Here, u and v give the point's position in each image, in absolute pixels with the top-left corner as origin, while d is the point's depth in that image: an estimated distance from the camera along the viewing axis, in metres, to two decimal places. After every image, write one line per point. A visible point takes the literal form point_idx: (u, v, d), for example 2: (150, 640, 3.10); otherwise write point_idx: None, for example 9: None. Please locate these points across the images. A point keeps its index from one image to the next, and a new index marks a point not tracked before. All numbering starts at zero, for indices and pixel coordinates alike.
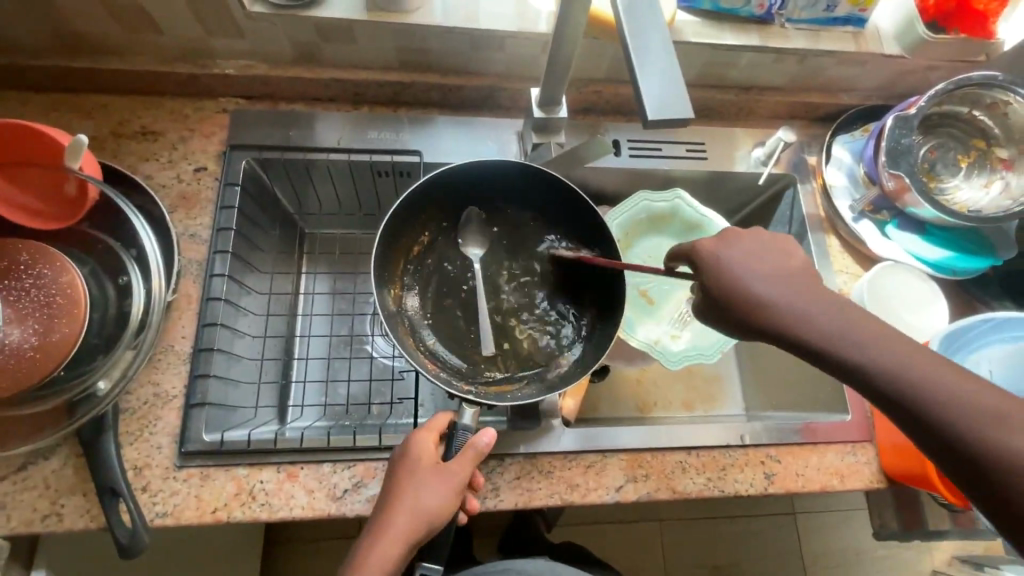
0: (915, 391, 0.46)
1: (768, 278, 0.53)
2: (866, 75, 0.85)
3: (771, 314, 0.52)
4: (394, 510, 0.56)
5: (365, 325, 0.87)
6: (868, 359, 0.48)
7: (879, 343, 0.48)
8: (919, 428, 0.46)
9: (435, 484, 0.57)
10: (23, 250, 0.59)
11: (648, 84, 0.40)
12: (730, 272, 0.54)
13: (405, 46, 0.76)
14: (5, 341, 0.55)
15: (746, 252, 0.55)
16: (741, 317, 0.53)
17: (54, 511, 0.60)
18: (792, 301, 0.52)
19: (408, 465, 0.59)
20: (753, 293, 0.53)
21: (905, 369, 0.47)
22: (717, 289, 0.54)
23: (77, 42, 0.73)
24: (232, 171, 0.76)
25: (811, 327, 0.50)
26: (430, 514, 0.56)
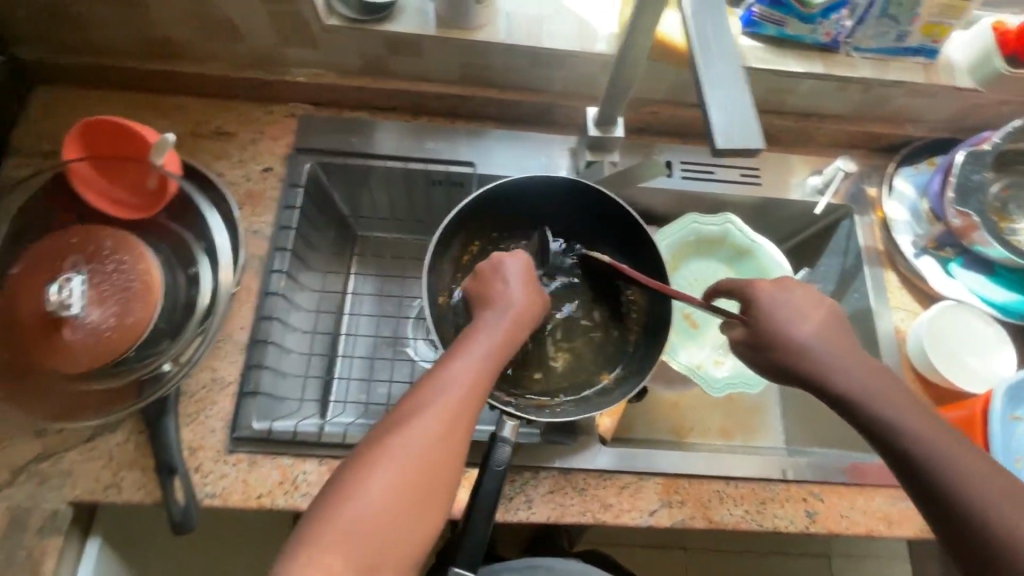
0: (938, 465, 0.47)
1: (813, 330, 0.54)
2: (935, 107, 0.82)
3: (810, 364, 0.52)
4: (504, 306, 0.58)
5: (408, 329, 0.90)
6: (898, 426, 0.49)
7: (912, 415, 0.49)
8: (932, 500, 0.47)
9: (501, 315, 0.57)
10: (108, 238, 0.63)
11: (718, 112, 0.40)
12: (775, 314, 0.55)
13: (468, 62, 0.79)
14: (87, 321, 0.59)
15: (795, 301, 0.56)
16: (778, 359, 0.54)
17: (114, 482, 0.64)
18: (833, 357, 0.52)
19: (491, 270, 0.61)
20: (795, 342, 0.53)
21: (936, 443, 0.48)
22: (760, 326, 0.55)
23: (167, 47, 0.78)
24: (296, 173, 0.80)
25: (846, 385, 0.51)
26: (531, 311, 0.59)
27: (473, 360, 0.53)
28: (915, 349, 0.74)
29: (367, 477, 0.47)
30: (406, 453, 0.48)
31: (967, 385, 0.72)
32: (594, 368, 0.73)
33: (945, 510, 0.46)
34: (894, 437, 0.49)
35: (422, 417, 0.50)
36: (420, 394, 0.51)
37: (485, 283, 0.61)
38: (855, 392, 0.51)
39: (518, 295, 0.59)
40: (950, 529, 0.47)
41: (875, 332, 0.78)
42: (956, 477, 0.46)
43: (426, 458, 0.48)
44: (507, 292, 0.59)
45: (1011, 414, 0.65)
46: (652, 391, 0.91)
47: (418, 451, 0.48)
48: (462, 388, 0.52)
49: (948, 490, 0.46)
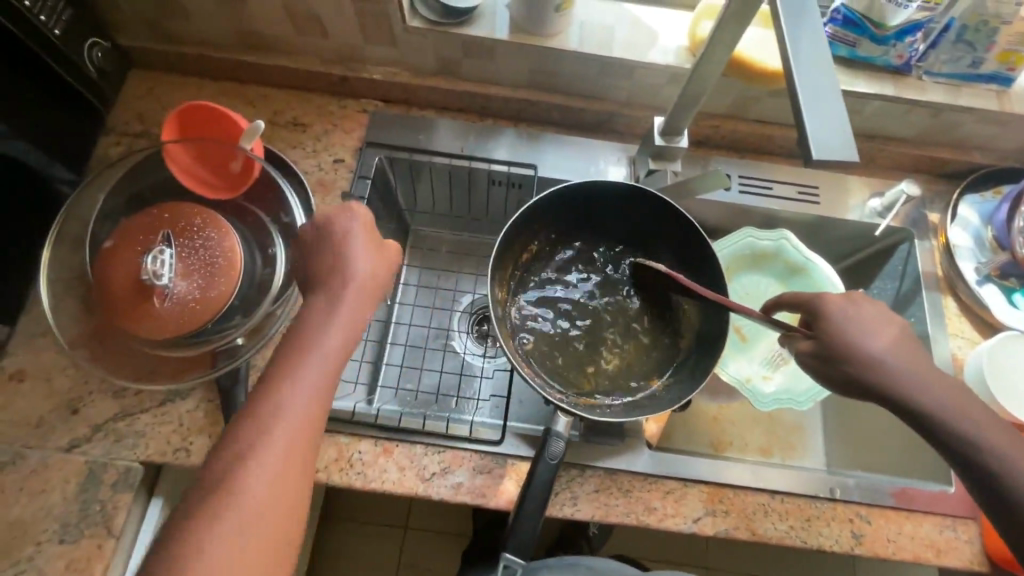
0: (1011, 472, 0.51)
1: (887, 344, 0.55)
2: (1006, 135, 0.81)
3: (889, 380, 0.53)
4: (339, 286, 0.54)
5: (457, 322, 0.93)
6: (972, 437, 0.52)
7: (982, 424, 0.52)
8: (998, 501, 0.51)
9: (344, 296, 0.54)
10: (198, 216, 0.67)
11: (813, 125, 0.41)
12: (852, 330, 0.55)
13: (538, 68, 0.81)
14: (174, 291, 0.63)
15: (868, 314, 0.56)
16: (856, 375, 0.54)
17: (184, 446, 0.68)
18: (910, 372, 0.54)
19: (325, 239, 0.57)
20: (874, 360, 0.54)
21: (1005, 451, 0.51)
22: (838, 342, 0.55)
23: (256, 40, 0.83)
24: (365, 166, 0.84)
25: (922, 398, 0.53)
26: (381, 285, 0.57)
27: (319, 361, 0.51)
28: (974, 376, 0.73)
29: (227, 520, 0.43)
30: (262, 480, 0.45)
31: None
32: (644, 374, 0.74)
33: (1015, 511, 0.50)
34: (968, 446, 0.52)
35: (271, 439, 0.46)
36: (267, 403, 0.48)
37: (314, 254, 0.57)
38: (932, 406, 0.53)
39: (363, 268, 0.56)
40: (1017, 528, 0.51)
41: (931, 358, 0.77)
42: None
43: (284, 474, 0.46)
44: (353, 270, 0.55)
45: None
46: (694, 401, 0.92)
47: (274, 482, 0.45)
48: (311, 393, 0.49)
49: (1019, 494, 0.50)
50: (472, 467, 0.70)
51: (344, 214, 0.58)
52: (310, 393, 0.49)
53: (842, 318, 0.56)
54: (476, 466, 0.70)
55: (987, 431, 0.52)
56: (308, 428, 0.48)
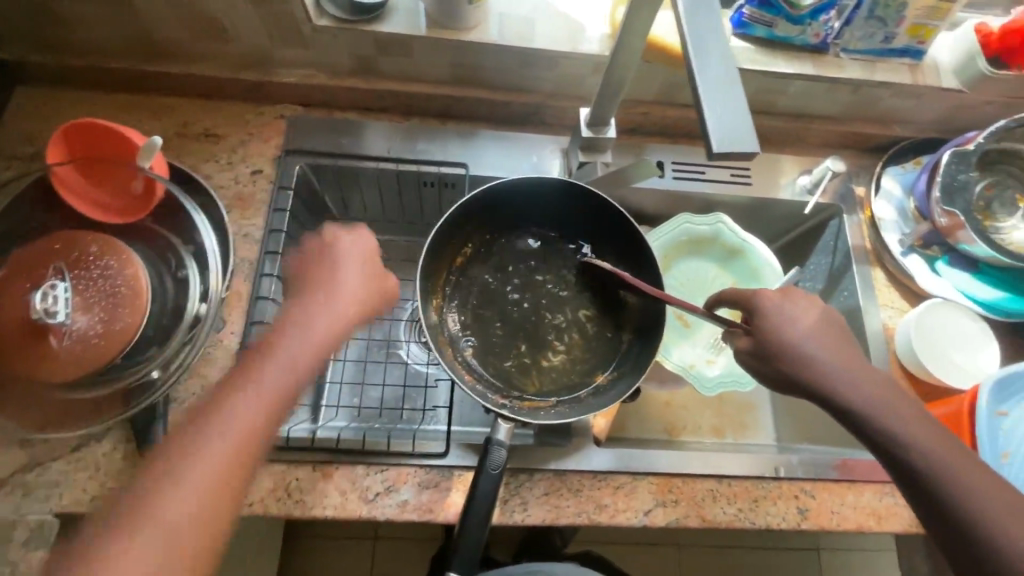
0: (936, 463, 0.51)
1: (819, 341, 0.56)
2: (922, 107, 0.83)
3: (819, 373, 0.54)
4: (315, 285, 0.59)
5: (400, 331, 0.90)
6: (895, 429, 0.52)
7: (906, 416, 0.53)
8: (924, 493, 0.51)
9: (326, 298, 0.58)
10: (94, 242, 0.62)
11: (713, 118, 0.40)
12: (784, 325, 0.56)
13: (460, 63, 0.78)
14: (72, 327, 0.57)
15: (804, 311, 0.57)
16: (786, 368, 0.55)
17: (102, 493, 0.63)
18: (838, 367, 0.55)
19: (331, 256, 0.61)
20: (804, 355, 0.55)
21: (928, 443, 0.51)
22: (769, 335, 0.56)
23: (152, 47, 0.77)
24: (286, 175, 0.79)
25: (848, 392, 0.54)
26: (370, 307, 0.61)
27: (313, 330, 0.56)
28: (904, 345, 0.75)
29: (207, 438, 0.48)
30: (246, 420, 0.49)
31: (954, 381, 0.73)
32: (588, 369, 0.72)
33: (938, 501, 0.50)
34: (891, 438, 0.52)
35: (257, 383, 0.51)
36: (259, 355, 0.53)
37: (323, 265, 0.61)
38: (859, 399, 0.54)
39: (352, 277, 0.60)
40: (942, 521, 0.50)
41: (864, 330, 0.79)
42: (949, 473, 0.50)
43: (261, 420, 0.50)
44: (336, 288, 0.59)
45: (997, 409, 0.66)
46: (646, 390, 0.92)
47: (253, 419, 0.50)
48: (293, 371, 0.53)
49: (942, 485, 0.50)
50: (418, 483, 0.67)
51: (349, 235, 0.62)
52: (290, 367, 0.53)
53: (776, 313, 0.57)
54: (421, 481, 0.68)
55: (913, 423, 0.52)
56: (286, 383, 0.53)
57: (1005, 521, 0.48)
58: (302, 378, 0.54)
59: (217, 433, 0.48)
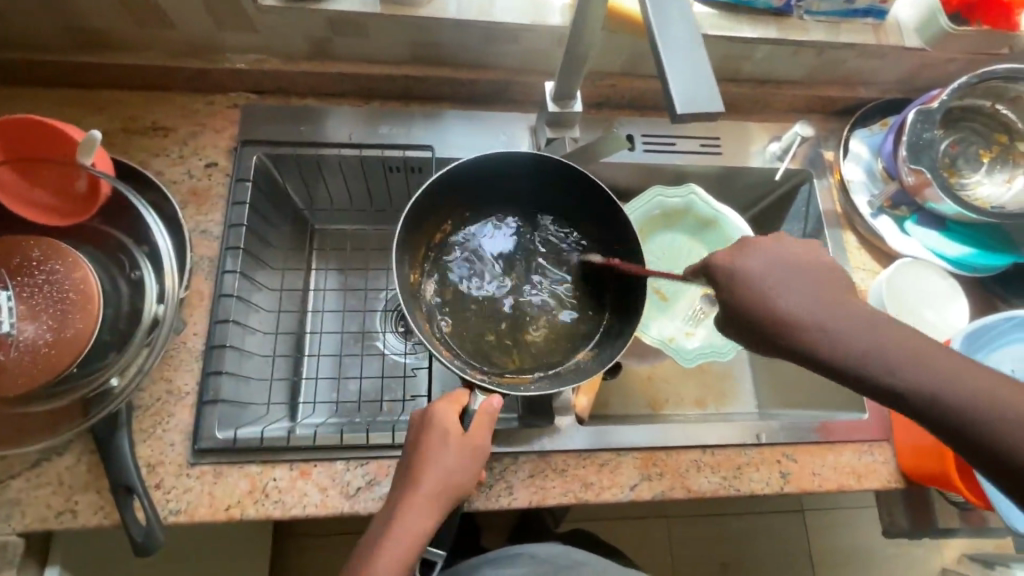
0: (965, 414, 0.43)
1: (801, 290, 0.48)
2: (886, 68, 0.83)
3: (801, 329, 0.47)
4: (413, 483, 0.56)
5: (376, 322, 0.88)
6: (909, 376, 0.44)
7: (918, 358, 0.44)
8: (971, 450, 0.43)
9: (423, 480, 0.56)
10: (36, 247, 0.58)
11: (676, 82, 0.40)
12: (756, 285, 0.49)
13: (418, 40, 0.75)
14: (19, 337, 0.54)
15: (764, 260, 0.50)
16: (763, 333, 0.48)
17: (68, 508, 0.60)
18: (821, 313, 0.46)
19: (431, 433, 0.58)
20: (789, 313, 0.47)
21: (948, 389, 0.43)
22: (732, 302, 0.50)
23: (87, 36, 0.72)
24: (243, 166, 0.76)
25: (844, 341, 0.45)
26: (476, 450, 0.58)
27: (443, 462, 0.56)
28: (877, 305, 0.76)
29: None
30: (412, 530, 0.54)
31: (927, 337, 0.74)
32: (569, 348, 0.70)
33: (984, 458, 0.43)
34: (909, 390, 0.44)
35: (412, 498, 0.55)
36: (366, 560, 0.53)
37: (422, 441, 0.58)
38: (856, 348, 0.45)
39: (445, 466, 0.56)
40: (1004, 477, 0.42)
41: None
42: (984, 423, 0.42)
43: (424, 525, 0.54)
44: (431, 485, 0.55)
45: None
46: (627, 366, 0.92)
47: (416, 525, 0.54)
48: (417, 514, 0.54)
49: (983, 437, 0.42)
50: None
51: (438, 411, 0.58)
52: (415, 507, 0.55)
53: (733, 275, 0.50)
54: None
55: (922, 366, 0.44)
56: (413, 528, 0.54)
57: None
58: (448, 493, 0.56)
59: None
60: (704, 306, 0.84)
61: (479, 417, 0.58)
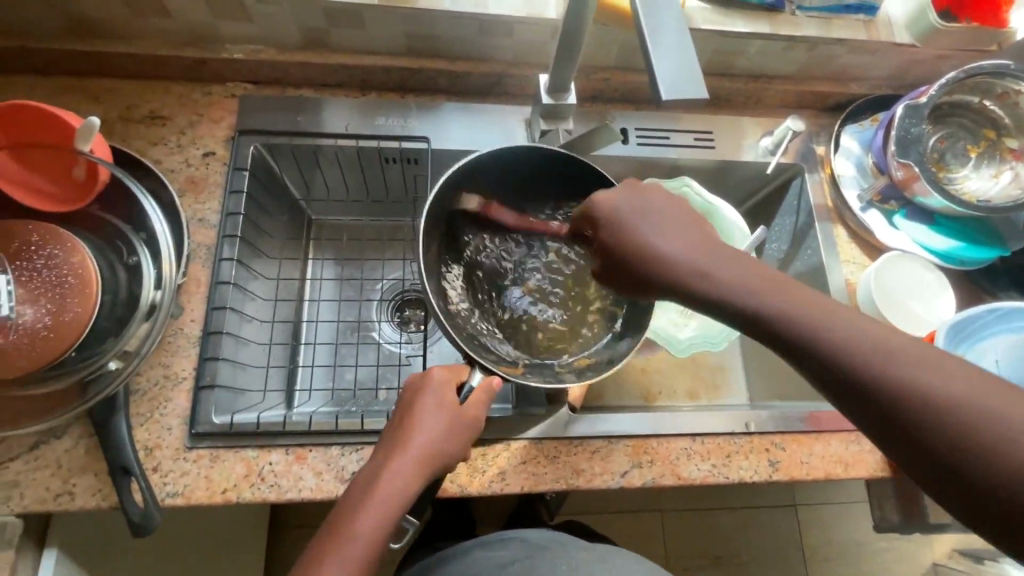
0: (839, 350, 0.42)
1: (673, 231, 0.52)
2: (877, 64, 0.85)
3: (676, 266, 0.50)
4: (402, 441, 0.56)
5: (371, 312, 0.89)
6: (788, 312, 0.44)
7: (800, 302, 0.45)
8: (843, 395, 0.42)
9: (410, 439, 0.56)
10: (35, 231, 0.59)
11: (661, 68, 0.41)
12: (634, 228, 0.53)
13: (414, 32, 0.76)
14: (18, 320, 0.55)
15: (644, 204, 0.55)
16: (640, 273, 0.52)
17: (66, 490, 0.61)
18: (700, 255, 0.50)
19: (426, 396, 0.59)
20: (656, 249, 0.52)
21: (833, 330, 0.42)
22: (612, 248, 0.54)
23: (86, 24, 0.73)
24: (240, 156, 0.76)
25: (714, 278, 0.48)
26: (465, 414, 0.59)
27: (436, 427, 0.57)
28: (865, 299, 0.77)
29: None
30: (400, 484, 0.54)
31: (914, 330, 0.76)
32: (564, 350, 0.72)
33: (864, 406, 0.41)
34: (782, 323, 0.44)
35: (403, 456, 0.55)
36: (347, 515, 0.53)
37: (413, 403, 0.59)
38: (728, 282, 0.48)
39: (433, 426, 0.57)
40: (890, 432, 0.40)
41: (828, 287, 0.80)
42: (877, 378, 0.40)
43: (410, 485, 0.55)
44: (419, 444, 0.56)
45: (953, 352, 0.69)
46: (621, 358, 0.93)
47: (402, 486, 0.54)
48: (404, 471, 0.55)
49: (872, 391, 0.40)
50: None
51: (433, 374, 0.60)
52: (400, 465, 0.55)
53: (616, 219, 0.55)
54: None
55: (803, 304, 0.44)
56: (397, 485, 0.54)
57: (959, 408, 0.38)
58: (437, 460, 0.57)
59: (340, 550, 0.51)
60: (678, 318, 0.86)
61: (477, 394, 0.61)
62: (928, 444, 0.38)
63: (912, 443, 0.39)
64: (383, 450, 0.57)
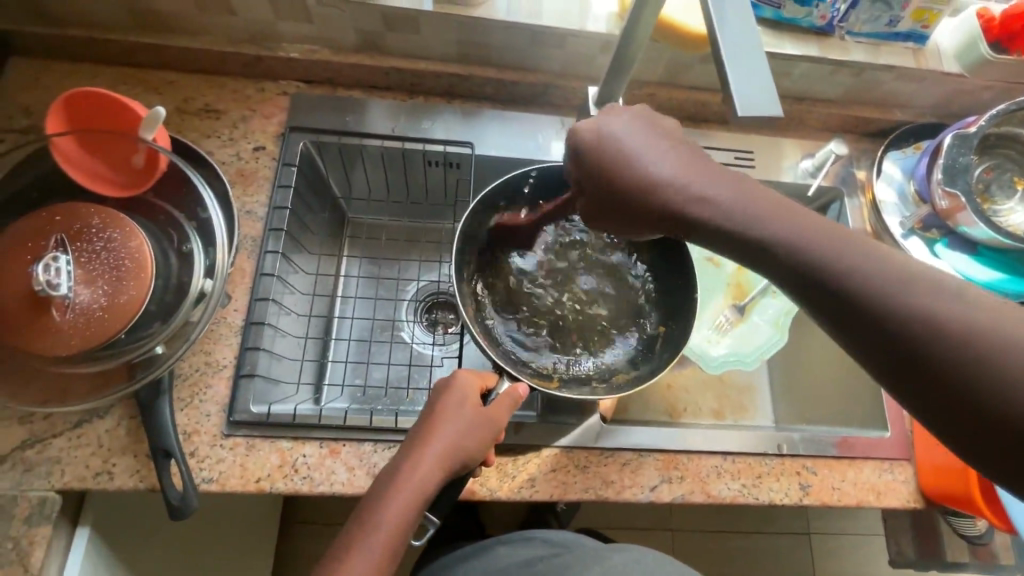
0: (853, 278, 0.39)
1: (662, 151, 0.48)
2: (923, 92, 0.85)
3: (666, 192, 0.46)
4: (425, 439, 0.56)
5: (404, 312, 0.90)
6: (800, 242, 0.41)
7: (819, 232, 0.42)
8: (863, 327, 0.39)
9: (433, 438, 0.56)
10: (97, 215, 0.60)
11: (737, 84, 0.42)
12: (621, 151, 0.48)
13: (466, 40, 0.78)
14: (74, 301, 0.55)
15: (627, 125, 0.49)
16: (629, 200, 0.48)
17: (106, 469, 0.62)
18: (686, 177, 0.46)
19: (453, 395, 0.59)
20: (644, 174, 0.47)
21: (852, 260, 0.40)
22: (595, 171, 0.49)
23: (152, 18, 0.75)
24: (290, 152, 0.78)
25: (716, 203, 0.44)
26: (488, 418, 0.59)
27: (457, 425, 0.57)
28: None
29: None
30: (418, 481, 0.54)
31: None
32: (597, 364, 0.72)
33: (883, 337, 0.38)
34: (796, 251, 0.41)
35: (425, 451, 0.55)
36: (366, 510, 0.53)
37: (438, 401, 0.59)
38: (737, 209, 0.44)
39: (456, 426, 0.57)
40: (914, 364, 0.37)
41: None
42: (897, 305, 0.38)
43: (429, 483, 0.54)
44: (440, 444, 0.56)
45: None
46: None
47: (423, 485, 0.54)
48: (425, 469, 0.55)
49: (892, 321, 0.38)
50: None
51: (460, 375, 0.60)
52: (422, 463, 0.55)
53: (601, 139, 0.49)
54: None
55: (824, 237, 0.41)
56: (415, 484, 0.54)
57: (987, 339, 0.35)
58: (457, 457, 0.56)
59: (354, 547, 0.51)
60: (724, 322, 0.90)
61: (502, 400, 0.60)
62: (952, 376, 0.36)
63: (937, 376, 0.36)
64: (405, 447, 0.57)
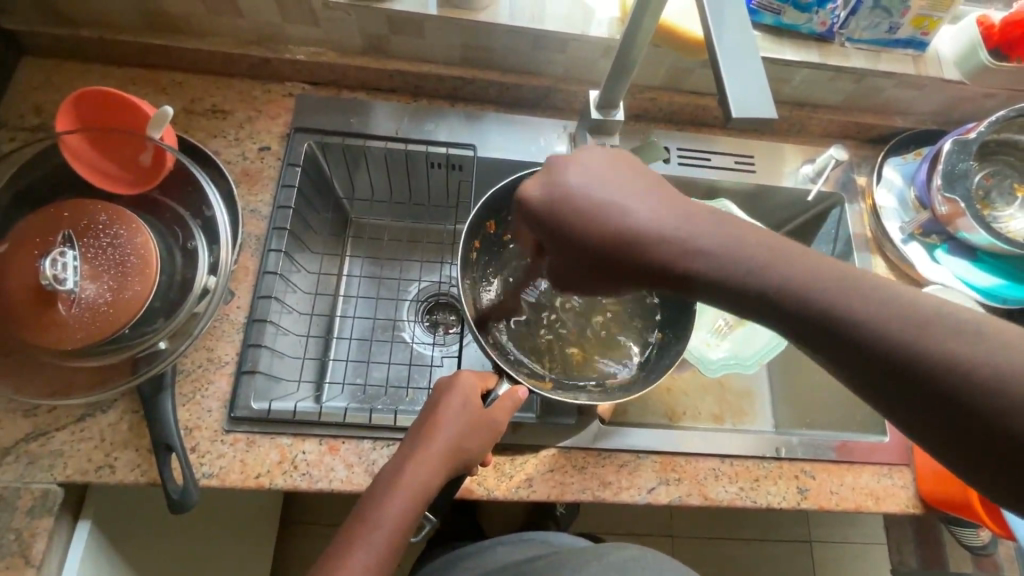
0: (838, 308, 0.40)
1: (633, 203, 0.47)
2: (924, 98, 0.85)
3: (646, 248, 0.45)
4: (427, 439, 0.57)
5: (404, 313, 0.91)
6: (785, 286, 0.42)
7: (800, 269, 0.42)
8: (854, 359, 0.40)
9: (437, 437, 0.56)
10: (103, 211, 0.61)
11: (733, 88, 0.43)
12: (591, 207, 0.46)
13: (469, 44, 0.79)
14: (80, 295, 0.56)
15: (593, 177, 0.48)
16: (606, 259, 0.47)
17: (107, 462, 0.63)
18: (664, 227, 0.45)
19: (458, 395, 0.59)
20: (621, 230, 0.46)
21: (834, 297, 0.41)
22: (563, 237, 0.48)
23: (163, 20, 0.77)
24: (294, 153, 0.79)
25: (699, 248, 0.45)
26: (490, 418, 0.59)
27: (460, 425, 0.57)
28: None
29: None
30: (422, 479, 0.54)
31: None
32: (596, 371, 0.73)
33: (875, 367, 0.39)
34: (781, 297, 0.42)
35: (428, 449, 0.56)
36: (368, 507, 0.54)
37: (439, 404, 0.59)
38: (716, 260, 0.44)
39: (457, 427, 0.57)
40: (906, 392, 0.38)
41: None
42: (884, 338, 0.39)
43: (432, 481, 0.55)
44: (442, 444, 0.56)
45: None
46: None
47: (426, 482, 0.54)
48: (427, 468, 0.55)
49: (883, 352, 0.39)
50: None
51: (462, 376, 0.60)
52: (425, 462, 0.55)
53: (566, 197, 0.47)
54: None
55: (813, 281, 0.42)
56: (418, 481, 0.54)
57: (977, 366, 0.36)
58: (459, 456, 0.57)
59: (355, 543, 0.51)
60: (727, 322, 0.92)
61: (503, 401, 0.60)
62: (945, 404, 0.37)
63: (931, 404, 0.37)
64: (407, 447, 0.57)
